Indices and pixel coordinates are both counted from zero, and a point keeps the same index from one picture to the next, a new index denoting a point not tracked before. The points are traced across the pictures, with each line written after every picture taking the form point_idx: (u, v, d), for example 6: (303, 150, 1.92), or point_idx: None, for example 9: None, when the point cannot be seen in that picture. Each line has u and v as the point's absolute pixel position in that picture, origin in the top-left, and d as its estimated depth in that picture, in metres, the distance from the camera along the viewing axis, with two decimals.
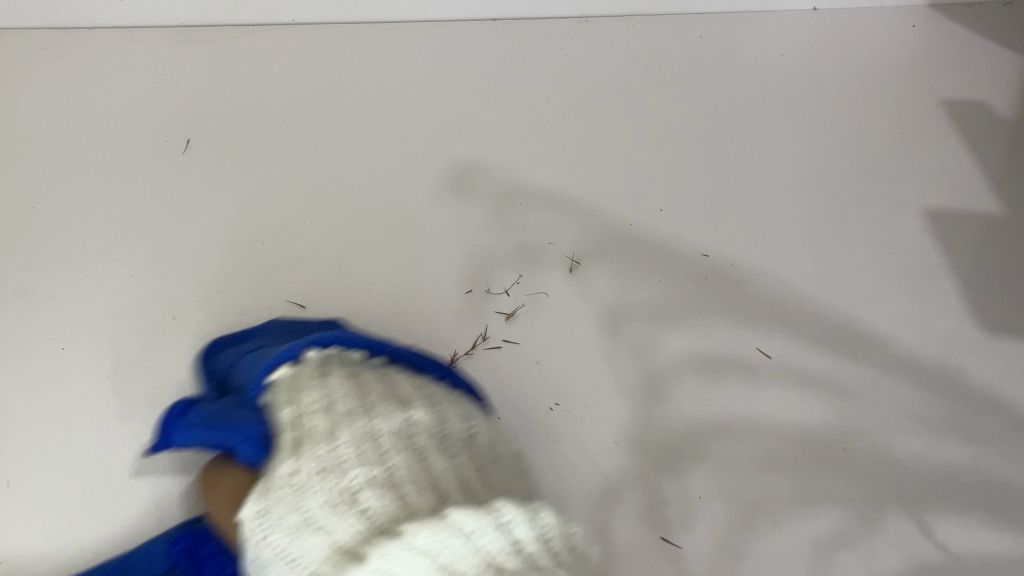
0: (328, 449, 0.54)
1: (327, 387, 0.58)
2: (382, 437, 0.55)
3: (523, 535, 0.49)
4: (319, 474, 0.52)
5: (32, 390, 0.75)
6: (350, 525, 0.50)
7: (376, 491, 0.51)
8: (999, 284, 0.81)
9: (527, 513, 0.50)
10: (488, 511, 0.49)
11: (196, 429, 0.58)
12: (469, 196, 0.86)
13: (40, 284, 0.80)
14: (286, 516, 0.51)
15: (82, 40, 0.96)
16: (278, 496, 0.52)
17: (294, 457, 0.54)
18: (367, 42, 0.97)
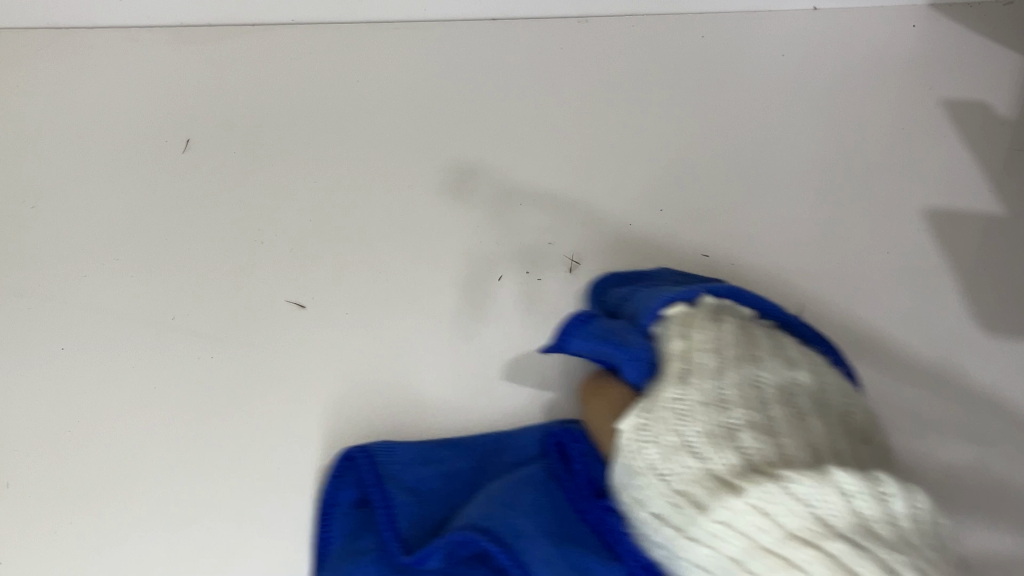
0: (774, 397, 0.58)
1: (717, 332, 0.62)
2: (765, 388, 0.58)
3: (869, 512, 0.48)
4: (703, 405, 0.56)
5: (32, 391, 0.75)
6: (722, 458, 0.53)
7: (754, 433, 0.54)
8: (1000, 284, 0.81)
9: (872, 482, 0.49)
10: (830, 478, 0.49)
11: (592, 339, 0.66)
12: (469, 196, 0.86)
13: (40, 284, 0.80)
14: (663, 434, 0.56)
15: (81, 40, 0.96)
16: (682, 420, 0.56)
17: (747, 412, 0.55)
18: (367, 42, 0.96)
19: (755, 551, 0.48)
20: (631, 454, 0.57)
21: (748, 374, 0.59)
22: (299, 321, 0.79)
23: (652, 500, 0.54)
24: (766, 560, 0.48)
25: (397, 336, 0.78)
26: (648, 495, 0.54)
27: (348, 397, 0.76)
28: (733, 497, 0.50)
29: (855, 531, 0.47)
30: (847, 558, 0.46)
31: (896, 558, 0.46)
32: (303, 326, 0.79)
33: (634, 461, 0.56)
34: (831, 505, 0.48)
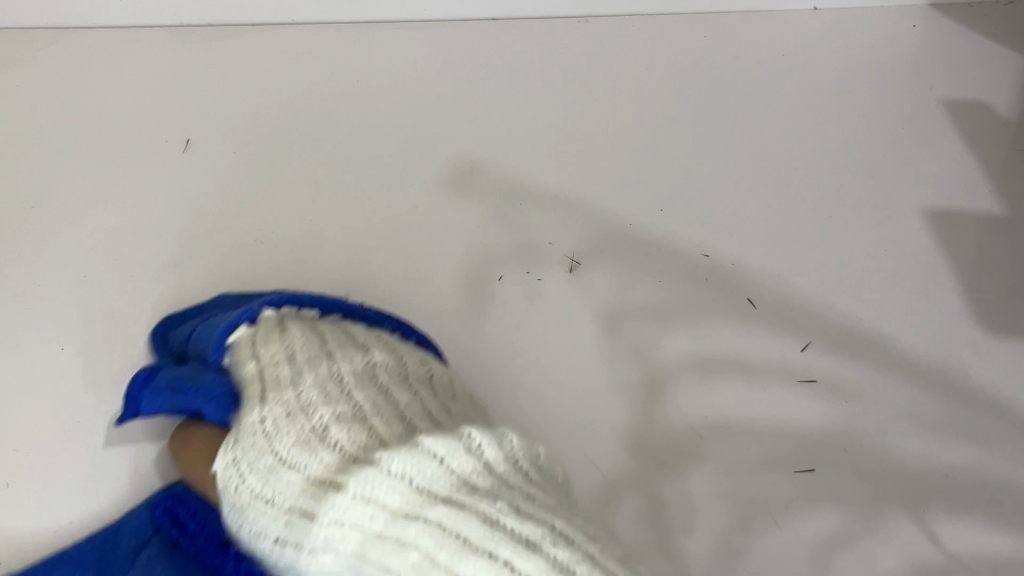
0: (294, 394, 0.61)
1: (287, 342, 0.67)
2: (377, 373, 0.64)
3: (467, 468, 0.51)
4: (288, 420, 0.60)
5: (33, 390, 0.75)
6: (320, 458, 0.56)
7: (338, 425, 0.58)
8: (1001, 284, 0.81)
9: (496, 433, 0.54)
10: (461, 436, 0.53)
11: (161, 395, 0.67)
12: (469, 195, 0.86)
13: (42, 284, 0.80)
14: (253, 463, 0.59)
15: (82, 41, 0.96)
16: (239, 439, 0.61)
17: (322, 417, 0.59)
18: (368, 41, 0.97)
19: (373, 539, 0.50)
20: (234, 489, 0.59)
21: (340, 370, 0.64)
22: None
23: (273, 524, 0.56)
24: (379, 545, 0.49)
25: None
26: (267, 521, 0.57)
27: None
28: (335, 494, 0.52)
29: (449, 489, 0.50)
30: (445, 519, 0.48)
31: (487, 504, 0.48)
32: None
33: (234, 498, 0.59)
34: (423, 472, 0.50)
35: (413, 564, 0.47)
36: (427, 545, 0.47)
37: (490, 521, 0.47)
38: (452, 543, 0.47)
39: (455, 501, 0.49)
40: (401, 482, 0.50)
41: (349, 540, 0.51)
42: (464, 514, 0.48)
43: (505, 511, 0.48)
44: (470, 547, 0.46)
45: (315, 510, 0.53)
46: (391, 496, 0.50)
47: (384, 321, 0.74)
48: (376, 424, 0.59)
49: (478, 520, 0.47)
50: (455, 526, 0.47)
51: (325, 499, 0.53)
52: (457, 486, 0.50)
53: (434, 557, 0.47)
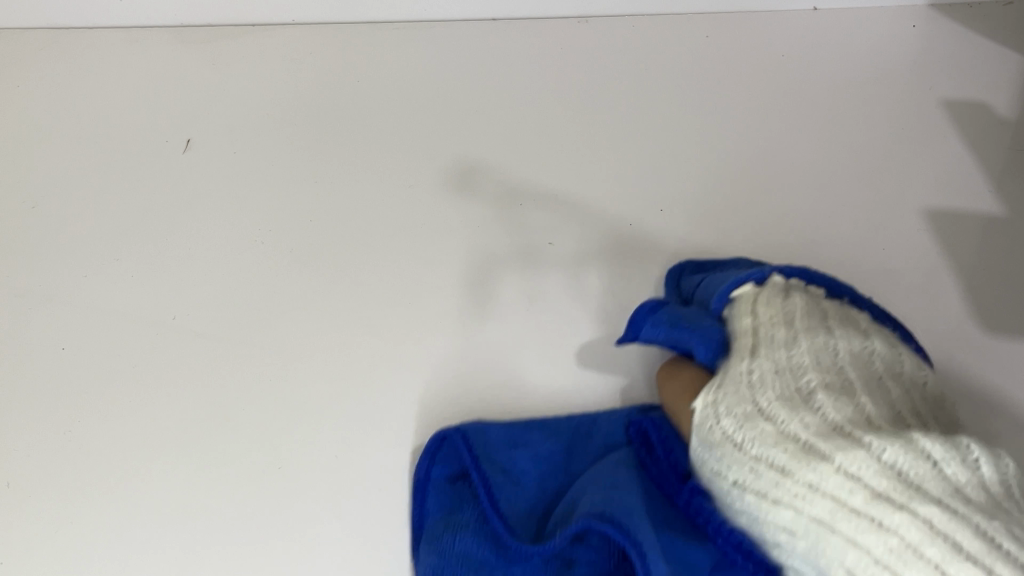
0: (786, 355, 0.57)
1: (790, 304, 0.61)
2: (842, 352, 0.57)
3: (961, 479, 0.46)
4: (776, 374, 0.55)
5: (33, 390, 0.75)
6: (800, 420, 0.52)
7: (830, 394, 0.53)
8: (1000, 284, 0.81)
9: (959, 444, 0.47)
10: (916, 441, 0.47)
11: (661, 325, 0.65)
12: (473, 196, 0.86)
13: (42, 284, 0.80)
14: (734, 407, 0.55)
15: (82, 41, 0.96)
16: (723, 383, 0.57)
17: (757, 393, 0.55)
18: (368, 42, 0.97)
19: (840, 513, 0.47)
20: (707, 427, 0.57)
21: (850, 346, 0.58)
22: (299, 321, 0.79)
23: (730, 468, 0.54)
24: (850, 521, 0.47)
25: (397, 336, 0.78)
26: (728, 468, 0.54)
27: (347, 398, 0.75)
28: (822, 463, 0.49)
29: (904, 492, 0.46)
30: (940, 522, 0.44)
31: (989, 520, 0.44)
32: (303, 325, 0.79)
33: (705, 437, 0.56)
34: (921, 469, 0.46)
35: (897, 547, 0.45)
36: (921, 541, 0.44)
37: (991, 541, 0.43)
38: (909, 553, 0.44)
39: (951, 505, 0.45)
40: (904, 470, 0.46)
41: (823, 507, 0.48)
42: (940, 533, 0.44)
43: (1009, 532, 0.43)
44: (953, 547, 0.43)
45: (791, 467, 0.50)
46: (860, 478, 0.47)
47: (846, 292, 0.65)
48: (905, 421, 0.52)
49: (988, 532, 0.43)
50: (926, 543, 0.44)
51: (807, 465, 0.49)
52: (917, 491, 0.46)
53: (893, 562, 0.45)
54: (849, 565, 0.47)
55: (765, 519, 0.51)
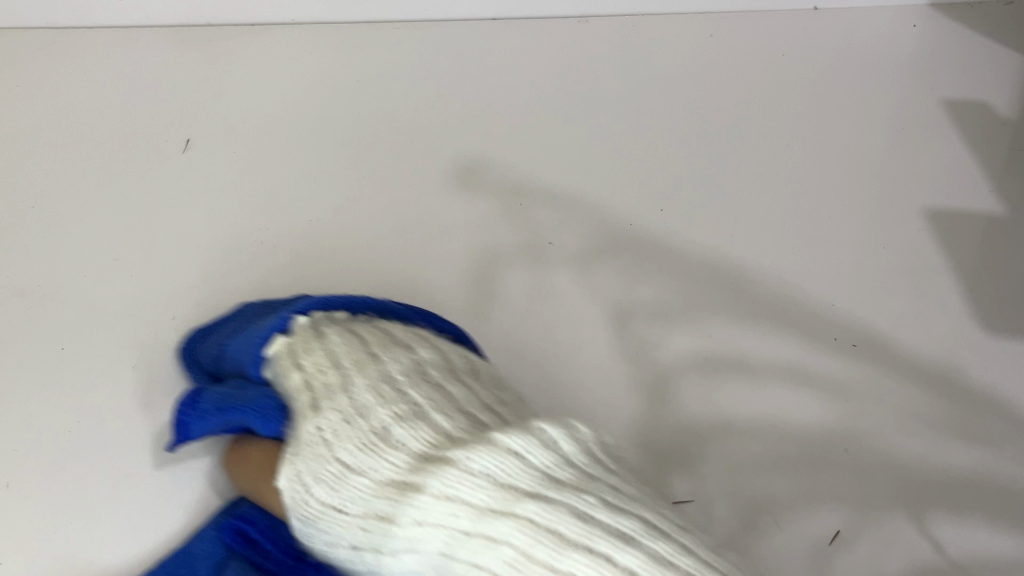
0: (347, 397, 0.54)
1: (327, 345, 0.59)
2: (396, 375, 0.55)
3: (547, 462, 0.45)
4: (345, 423, 0.53)
5: (32, 389, 0.73)
6: (390, 464, 0.50)
7: (405, 425, 0.51)
8: (1001, 284, 0.80)
9: (534, 431, 0.46)
10: (496, 442, 0.46)
11: (206, 417, 0.61)
12: (470, 196, 0.86)
13: (43, 282, 0.80)
14: (324, 469, 0.52)
15: (81, 40, 0.96)
16: (298, 452, 0.54)
17: (350, 445, 0.52)
18: (369, 41, 0.97)
19: (460, 539, 0.44)
20: (299, 502, 0.53)
21: (391, 370, 0.55)
22: None
23: (344, 535, 0.50)
24: (466, 546, 0.44)
25: None
26: (341, 537, 0.50)
27: None
28: (416, 496, 0.47)
29: (504, 498, 0.43)
30: (538, 520, 0.42)
31: (582, 500, 0.42)
32: None
33: (308, 515, 0.52)
34: (519, 471, 0.44)
35: (509, 565, 0.42)
36: (531, 546, 0.41)
37: (586, 521, 0.41)
38: (522, 565, 0.41)
39: (546, 497, 0.43)
40: (495, 480, 0.44)
41: (432, 543, 0.45)
42: (534, 532, 0.42)
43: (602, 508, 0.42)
44: (563, 543, 0.41)
45: (394, 514, 0.47)
46: (448, 503, 0.45)
47: (417, 318, 0.66)
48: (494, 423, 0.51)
49: (581, 511, 0.42)
50: (522, 546, 0.42)
51: (408, 506, 0.47)
52: (507, 495, 0.44)
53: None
54: None
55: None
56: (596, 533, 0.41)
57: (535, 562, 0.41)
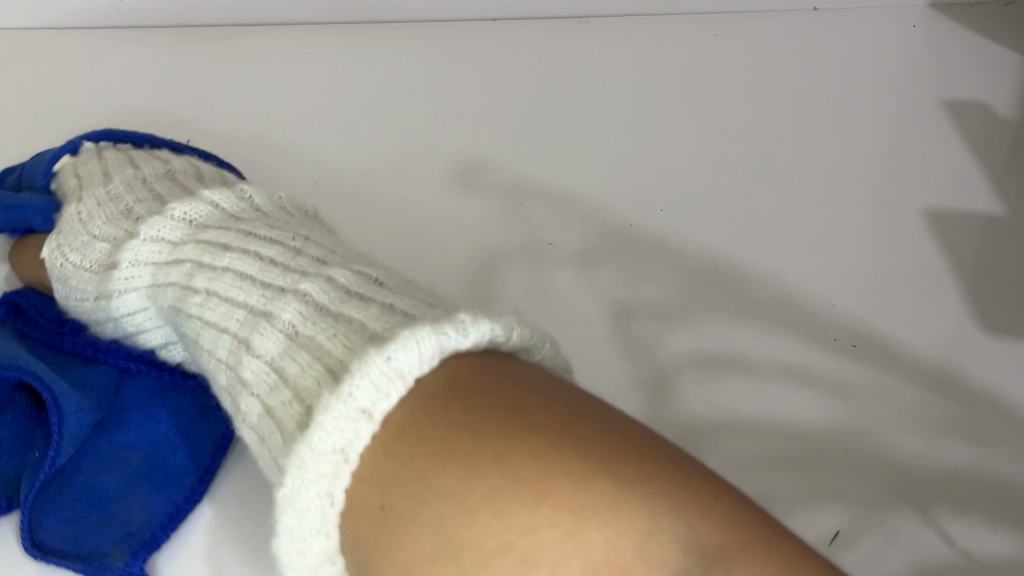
0: (106, 189, 0.66)
1: (104, 160, 0.72)
2: (146, 175, 0.67)
3: (234, 210, 0.57)
4: (99, 203, 0.65)
5: None
6: (117, 225, 0.61)
7: (143, 201, 0.63)
8: (1001, 284, 0.80)
9: (234, 194, 0.59)
10: (200, 199, 0.58)
11: None
12: (470, 195, 0.86)
13: None
14: (73, 238, 0.63)
15: (83, 40, 0.97)
16: (61, 230, 0.65)
17: (98, 217, 0.63)
18: (370, 41, 0.98)
19: (161, 268, 0.56)
20: (56, 265, 0.64)
21: (149, 172, 0.68)
22: None
23: (86, 286, 0.61)
24: (164, 269, 0.55)
25: None
26: (83, 288, 0.61)
27: None
28: (133, 240, 0.58)
29: (196, 231, 0.55)
30: (211, 238, 0.53)
31: (251, 225, 0.53)
32: None
33: (60, 275, 0.63)
34: (208, 214, 0.57)
35: (187, 274, 0.53)
36: (202, 257, 0.53)
37: (246, 233, 0.52)
38: (197, 270, 0.52)
39: (222, 227, 0.54)
40: (190, 224, 0.57)
41: (145, 277, 0.57)
42: (205, 247, 0.53)
43: (265, 228, 0.53)
44: (225, 248, 0.52)
45: (116, 258, 0.58)
46: (155, 240, 0.57)
47: (184, 149, 0.78)
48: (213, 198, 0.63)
49: (242, 229, 0.53)
50: (195, 256, 0.53)
51: (123, 247, 0.58)
52: (200, 230, 0.55)
53: (183, 284, 0.53)
54: (172, 302, 0.54)
55: (126, 313, 0.59)
56: (248, 238, 0.52)
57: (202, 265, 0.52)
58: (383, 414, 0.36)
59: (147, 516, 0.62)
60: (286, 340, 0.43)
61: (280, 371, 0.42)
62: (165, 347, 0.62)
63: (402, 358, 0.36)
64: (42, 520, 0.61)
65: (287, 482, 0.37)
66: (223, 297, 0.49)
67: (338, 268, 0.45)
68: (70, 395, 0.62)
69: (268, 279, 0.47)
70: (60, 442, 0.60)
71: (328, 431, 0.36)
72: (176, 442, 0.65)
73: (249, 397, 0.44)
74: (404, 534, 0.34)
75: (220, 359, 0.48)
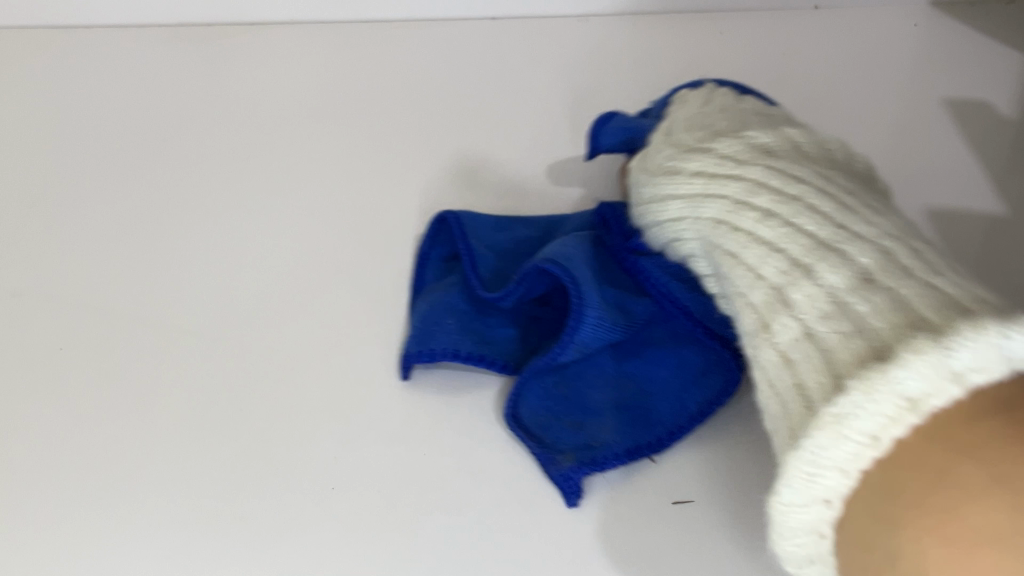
0: (700, 110, 0.70)
1: (715, 92, 0.74)
2: (754, 110, 0.69)
3: (803, 159, 0.59)
4: (688, 121, 0.68)
5: (51, 406, 0.68)
6: (683, 142, 0.64)
7: (727, 125, 0.65)
8: (1007, 281, 0.79)
9: (809, 146, 0.61)
10: (772, 140, 0.60)
11: (613, 133, 0.76)
12: (468, 192, 0.84)
13: (44, 286, 0.76)
14: (654, 148, 0.66)
15: (88, 42, 0.98)
16: (654, 139, 0.68)
17: (698, 126, 0.66)
18: (373, 40, 0.98)
19: (704, 199, 0.59)
20: (634, 168, 0.68)
21: (755, 109, 0.69)
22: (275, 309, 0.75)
23: (642, 198, 0.65)
24: (708, 200, 0.59)
25: None
26: (641, 196, 0.65)
27: None
28: (694, 158, 0.61)
29: (749, 170, 0.58)
30: (777, 182, 0.56)
31: (824, 181, 0.56)
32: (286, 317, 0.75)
33: (631, 183, 0.67)
34: (769, 156, 0.59)
35: (733, 214, 0.57)
36: (758, 197, 0.56)
37: (820, 186, 0.55)
38: (755, 206, 0.56)
39: (783, 169, 0.57)
40: (793, 146, 0.60)
41: (684, 207, 0.61)
42: (771, 167, 0.57)
43: (841, 189, 0.55)
44: (787, 195, 0.55)
45: (670, 179, 0.62)
46: (748, 149, 0.60)
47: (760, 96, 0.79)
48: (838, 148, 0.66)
49: (812, 178, 0.56)
50: (749, 197, 0.57)
51: (689, 165, 0.61)
52: (755, 167, 0.58)
53: (730, 206, 0.58)
54: (709, 239, 0.59)
55: (666, 237, 0.64)
56: (854, 187, 0.57)
57: (754, 187, 0.57)
58: (929, 409, 0.41)
59: (615, 437, 0.62)
60: (858, 281, 0.48)
61: (825, 328, 0.48)
62: (706, 276, 0.64)
63: (964, 357, 0.40)
64: (527, 398, 0.64)
65: (821, 431, 0.43)
66: (769, 225, 0.55)
67: (908, 250, 0.49)
68: (596, 306, 0.62)
69: (832, 239, 0.51)
70: (568, 348, 0.62)
71: (907, 379, 0.41)
72: (675, 391, 0.64)
73: (777, 339, 0.51)
74: (951, 515, 0.39)
75: (752, 301, 0.54)
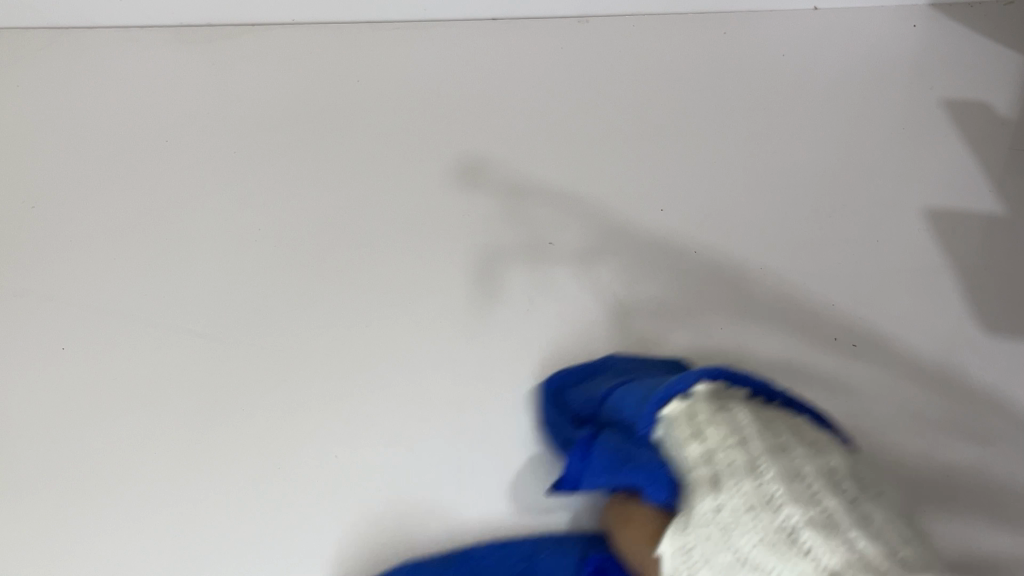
0: (722, 450, 0.54)
1: (737, 422, 0.56)
2: (790, 445, 0.54)
3: (796, 521, 0.48)
4: (704, 456, 0.55)
5: (79, 400, 0.75)
6: (710, 507, 0.52)
7: (752, 481, 0.51)
8: (1002, 283, 0.81)
9: (773, 512, 0.49)
10: (760, 515, 0.49)
11: (602, 474, 0.60)
12: (470, 195, 0.86)
13: (68, 290, 0.80)
14: (700, 544, 0.51)
15: (82, 42, 0.96)
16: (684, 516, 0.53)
17: (704, 491, 0.53)
18: (367, 41, 0.97)
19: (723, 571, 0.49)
20: (693, 469, 0.55)
21: (825, 458, 0.53)
22: (289, 300, 0.80)
23: (697, 528, 0.52)
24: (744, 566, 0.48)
25: (395, 330, 0.78)
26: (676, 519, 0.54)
27: (358, 395, 0.75)
28: (713, 499, 0.52)
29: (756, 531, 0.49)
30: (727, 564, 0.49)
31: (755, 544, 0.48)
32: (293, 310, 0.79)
33: (677, 544, 0.53)
34: (752, 516, 0.49)
35: None
36: (767, 539, 0.48)
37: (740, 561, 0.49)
38: (779, 544, 0.47)
39: (766, 549, 0.48)
40: (779, 457, 0.52)
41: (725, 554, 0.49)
42: (827, 535, 0.46)
43: (775, 536, 0.48)
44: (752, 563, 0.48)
45: (710, 526, 0.51)
46: (770, 497, 0.50)
47: (778, 398, 0.62)
48: (817, 440, 0.57)
49: (748, 542, 0.49)
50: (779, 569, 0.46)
51: (698, 522, 0.52)
52: (768, 534, 0.48)
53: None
54: None
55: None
56: (875, 510, 0.49)
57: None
58: None
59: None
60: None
61: None
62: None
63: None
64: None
65: None
66: (737, 521, 0.50)
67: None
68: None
69: None
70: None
71: None
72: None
73: None
74: None
75: None
